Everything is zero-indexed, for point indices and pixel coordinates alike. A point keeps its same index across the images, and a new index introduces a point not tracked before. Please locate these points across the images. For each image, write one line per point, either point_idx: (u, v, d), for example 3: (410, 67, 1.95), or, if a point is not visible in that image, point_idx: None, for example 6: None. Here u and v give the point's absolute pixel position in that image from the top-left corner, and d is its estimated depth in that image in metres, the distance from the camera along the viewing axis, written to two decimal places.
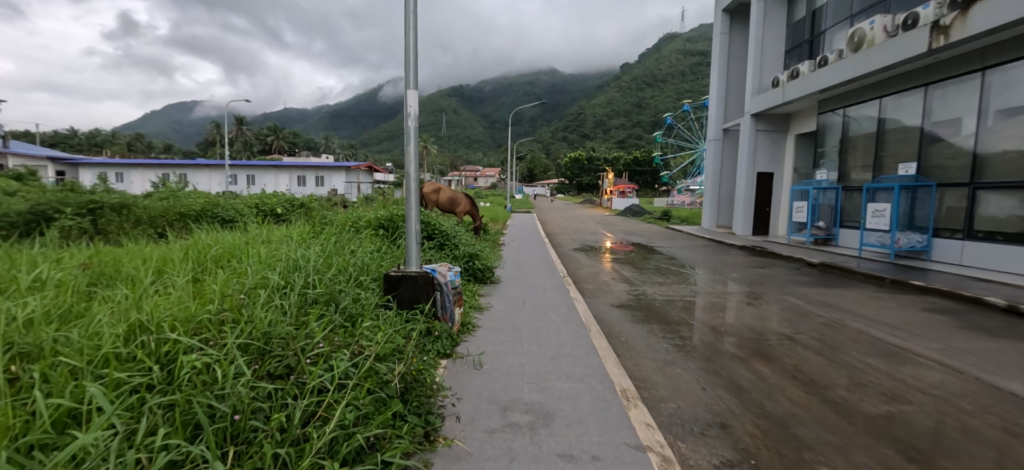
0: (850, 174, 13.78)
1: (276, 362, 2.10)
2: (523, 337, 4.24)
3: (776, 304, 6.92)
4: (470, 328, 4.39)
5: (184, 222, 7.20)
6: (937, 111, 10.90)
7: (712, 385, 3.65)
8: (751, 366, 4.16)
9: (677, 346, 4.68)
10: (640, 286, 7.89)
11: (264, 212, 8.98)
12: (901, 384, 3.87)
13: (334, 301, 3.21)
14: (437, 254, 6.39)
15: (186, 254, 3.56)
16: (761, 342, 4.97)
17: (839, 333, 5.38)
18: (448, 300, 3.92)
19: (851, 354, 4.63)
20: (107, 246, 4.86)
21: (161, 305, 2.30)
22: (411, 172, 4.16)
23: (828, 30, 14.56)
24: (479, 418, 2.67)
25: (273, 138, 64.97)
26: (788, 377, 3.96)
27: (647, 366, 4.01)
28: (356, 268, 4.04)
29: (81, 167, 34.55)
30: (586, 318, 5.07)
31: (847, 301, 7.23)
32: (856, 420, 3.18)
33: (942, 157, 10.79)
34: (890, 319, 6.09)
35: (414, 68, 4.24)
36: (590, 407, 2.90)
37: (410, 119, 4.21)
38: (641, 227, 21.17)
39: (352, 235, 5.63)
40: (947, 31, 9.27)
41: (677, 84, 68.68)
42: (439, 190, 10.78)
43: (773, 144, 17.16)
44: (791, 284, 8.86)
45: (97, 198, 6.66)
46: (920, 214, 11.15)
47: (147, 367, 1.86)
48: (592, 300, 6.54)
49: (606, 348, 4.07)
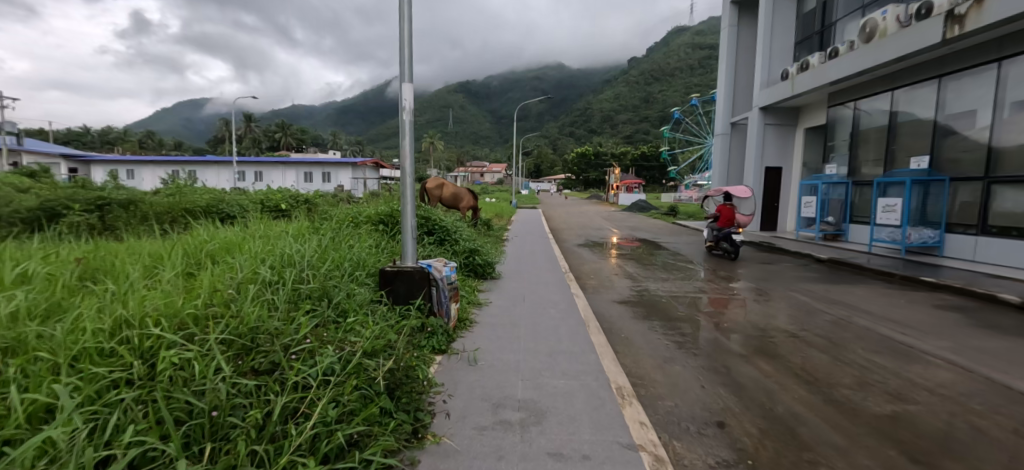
0: (860, 169, 13.54)
1: (261, 358, 2.08)
2: (521, 334, 4.18)
3: (782, 301, 6.81)
4: (467, 324, 4.34)
5: (189, 217, 7.30)
6: (951, 104, 10.67)
7: (710, 383, 3.59)
8: (754, 364, 4.08)
9: (678, 343, 4.59)
10: (643, 282, 7.80)
11: (268, 208, 8.95)
12: (907, 383, 3.77)
13: (327, 297, 3.20)
14: (437, 249, 6.36)
15: (181, 249, 3.56)
16: (764, 339, 4.89)
17: (845, 330, 5.27)
18: (444, 296, 3.88)
19: (857, 351, 4.52)
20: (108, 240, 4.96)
21: (147, 299, 2.26)
22: (407, 166, 4.12)
23: (839, 21, 14.27)
24: (470, 415, 2.63)
25: (282, 134, 65.60)
26: (791, 375, 3.87)
27: (647, 364, 3.93)
28: (351, 264, 4.03)
29: (92, 163, 35.26)
30: (585, 314, 5.00)
31: (854, 297, 7.09)
32: (859, 421, 3.10)
33: (956, 151, 10.57)
34: (899, 316, 5.95)
35: (409, 59, 4.14)
36: (584, 405, 2.84)
37: (405, 113, 4.15)
38: (647, 223, 21.05)
39: (350, 230, 5.61)
40: (962, 20, 9.05)
41: (687, 78, 67.85)
42: (443, 184, 10.60)
43: (782, 137, 16.88)
44: (798, 280, 8.73)
45: (105, 195, 6.76)
46: (932, 209, 10.85)
47: (128, 362, 1.82)
48: (593, 296, 6.47)
49: (604, 345, 3.98)
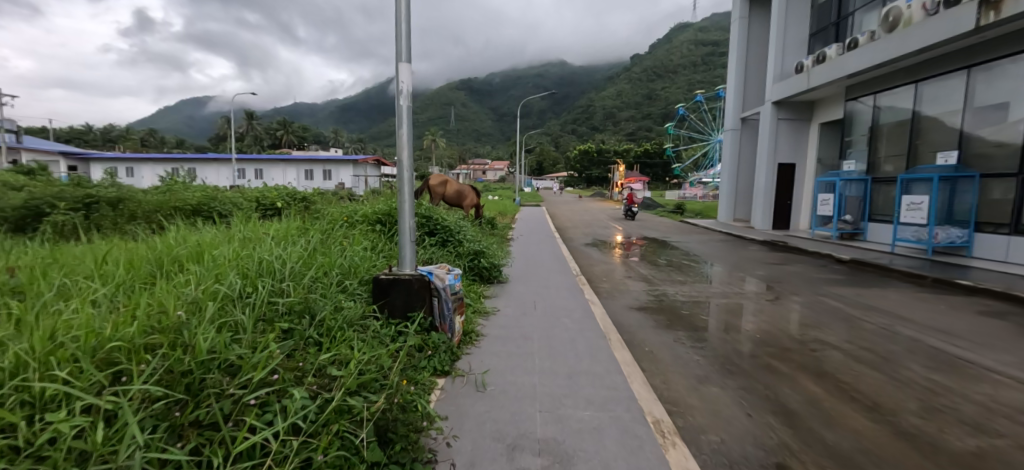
0: (880, 165, 12.97)
1: (205, 408, 1.61)
2: (536, 350, 3.68)
3: (811, 307, 6.28)
4: (473, 338, 3.84)
5: (181, 215, 6.90)
6: (981, 96, 10.11)
7: (757, 410, 3.07)
8: (800, 384, 3.57)
9: (710, 358, 4.07)
10: (659, 286, 7.29)
11: (264, 207, 8.41)
12: (983, 410, 3.24)
13: (309, 313, 2.73)
14: (439, 251, 5.87)
15: (146, 255, 3.12)
16: (805, 352, 4.36)
17: (891, 342, 4.74)
18: (447, 308, 3.37)
19: (912, 368, 3.99)
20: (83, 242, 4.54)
21: (68, 326, 1.79)
22: (405, 158, 3.63)
23: (857, 11, 13.72)
24: (481, 462, 2.14)
25: (283, 132, 65.28)
26: (846, 397, 3.35)
27: (679, 385, 3.42)
28: (341, 270, 3.55)
29: (92, 162, 35.08)
30: (604, 325, 4.50)
31: (889, 303, 6.55)
32: (943, 460, 2.57)
33: (987, 146, 10.02)
34: (946, 324, 5.41)
35: (406, 34, 3.62)
36: (616, 447, 2.34)
37: (402, 96, 3.62)
38: (654, 221, 20.55)
39: (346, 231, 5.16)
40: (998, 6, 8.51)
41: (691, 76, 67.13)
42: (446, 182, 10.01)
43: (795, 133, 16.31)
44: (823, 283, 8.18)
45: (94, 192, 6.52)
46: (960, 207, 10.33)
47: (17, 425, 1.35)
48: (608, 302, 5.96)
49: (630, 364, 3.47)
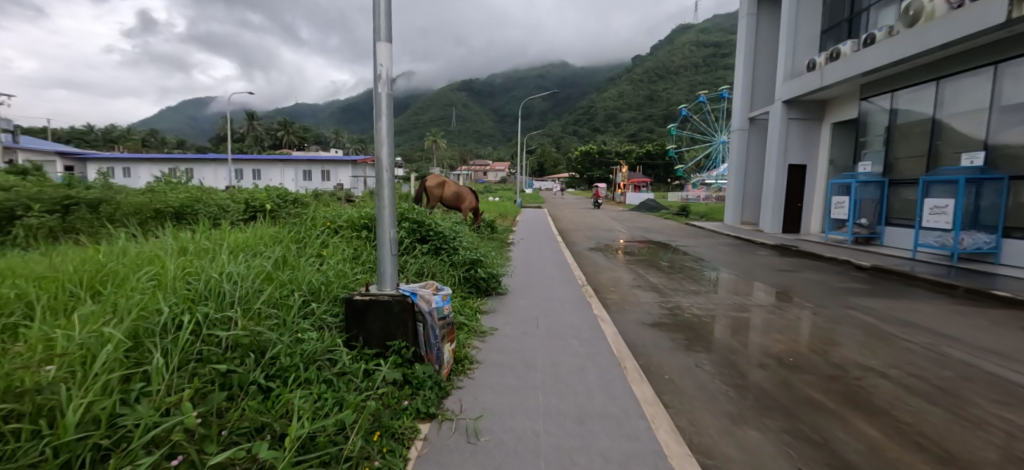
0: (897, 166, 12.41)
1: None
2: (540, 384, 3.13)
3: (840, 321, 5.72)
4: (465, 367, 3.30)
5: (161, 219, 6.27)
6: (1008, 94, 9.54)
7: (810, 465, 2.51)
8: (853, 425, 3.01)
9: (741, 389, 3.51)
10: (671, 296, 6.75)
11: (253, 209, 7.42)
12: None
13: (258, 348, 2.20)
14: (431, 261, 5.31)
15: (75, 273, 2.62)
16: (847, 380, 3.79)
17: (941, 366, 4.18)
18: (435, 336, 2.78)
19: (977, 403, 3.43)
20: (37, 250, 4.01)
21: None
22: (383, 155, 3.10)
23: (872, 7, 13.25)
24: None
25: (283, 132, 64.84)
26: (913, 445, 2.79)
27: (711, 426, 2.88)
28: (309, 288, 3.02)
29: (88, 162, 34.66)
30: (617, 348, 3.96)
31: (924, 317, 5.98)
32: None
33: (1015, 146, 9.46)
34: (996, 345, 4.84)
35: (384, 10, 3.06)
36: None
37: (380, 83, 3.08)
38: (659, 224, 20.02)
39: (326, 239, 4.59)
40: None
41: (694, 77, 66.68)
42: (444, 183, 9.43)
43: (805, 132, 15.74)
44: (847, 292, 7.61)
45: (75, 194, 5.95)
46: (986, 210, 9.79)
47: None
48: (617, 316, 5.42)
49: (653, 402, 2.92)
